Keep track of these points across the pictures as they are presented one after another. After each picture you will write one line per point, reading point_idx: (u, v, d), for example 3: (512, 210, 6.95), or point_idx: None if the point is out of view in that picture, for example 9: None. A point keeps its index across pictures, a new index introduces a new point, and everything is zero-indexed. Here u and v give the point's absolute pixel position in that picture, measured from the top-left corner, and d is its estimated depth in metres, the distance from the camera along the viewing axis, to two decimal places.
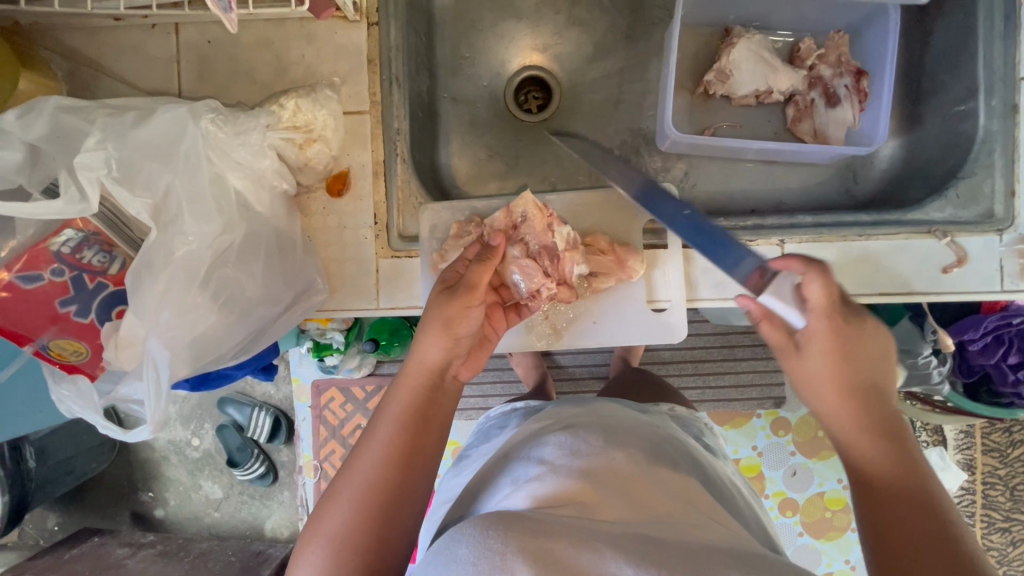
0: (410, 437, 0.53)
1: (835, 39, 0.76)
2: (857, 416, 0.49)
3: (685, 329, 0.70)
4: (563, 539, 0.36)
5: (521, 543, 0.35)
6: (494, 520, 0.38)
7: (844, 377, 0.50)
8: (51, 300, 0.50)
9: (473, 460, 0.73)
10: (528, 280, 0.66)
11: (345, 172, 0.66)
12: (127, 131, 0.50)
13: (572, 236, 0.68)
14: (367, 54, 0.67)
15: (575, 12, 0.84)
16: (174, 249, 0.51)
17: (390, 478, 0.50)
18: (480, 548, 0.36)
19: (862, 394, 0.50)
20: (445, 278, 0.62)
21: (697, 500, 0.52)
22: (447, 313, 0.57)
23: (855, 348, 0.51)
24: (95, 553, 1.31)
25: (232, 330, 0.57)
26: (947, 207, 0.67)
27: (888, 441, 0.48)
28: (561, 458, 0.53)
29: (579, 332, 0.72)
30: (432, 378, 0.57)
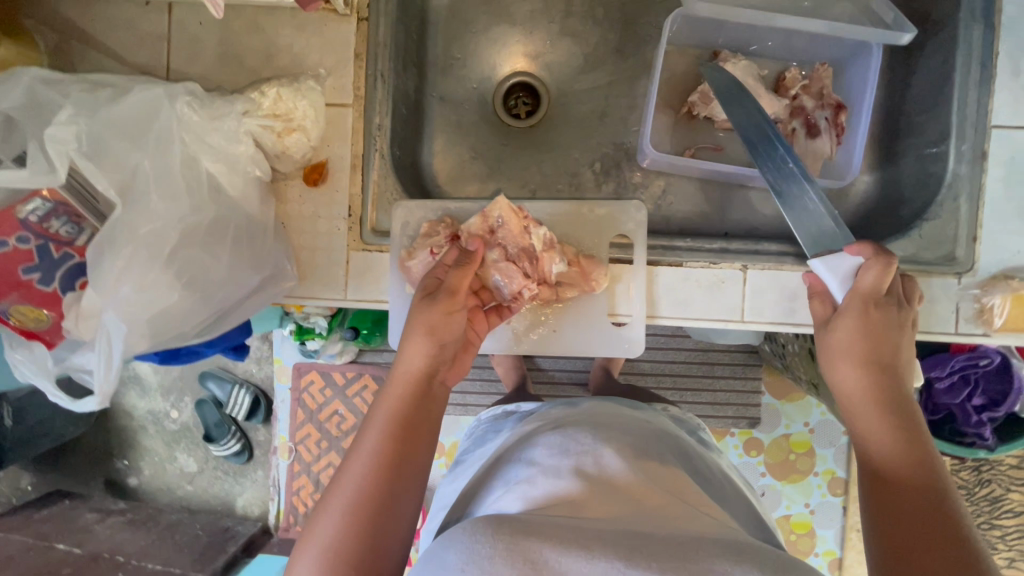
0: (397, 444, 0.54)
1: (818, 71, 0.78)
2: (876, 399, 0.54)
3: (643, 344, 0.72)
4: (553, 538, 0.38)
5: (507, 543, 0.38)
6: (483, 524, 0.40)
7: (873, 359, 0.56)
8: (16, 266, 0.51)
9: (469, 466, 0.76)
10: (509, 283, 0.68)
11: (323, 162, 0.67)
12: (101, 107, 0.52)
13: (548, 237, 0.69)
14: (354, 48, 0.68)
15: (569, 23, 0.85)
16: (139, 226, 0.52)
17: (379, 482, 0.52)
18: (468, 552, 0.38)
19: (886, 375, 0.55)
20: (426, 285, 0.63)
21: (685, 493, 0.55)
22: (428, 317, 0.60)
23: (884, 336, 0.57)
24: (64, 516, 1.33)
25: (193, 309, 0.58)
26: (911, 245, 0.67)
27: (906, 419, 0.52)
28: (555, 461, 0.56)
29: (539, 341, 0.74)
30: (419, 382, 0.58)
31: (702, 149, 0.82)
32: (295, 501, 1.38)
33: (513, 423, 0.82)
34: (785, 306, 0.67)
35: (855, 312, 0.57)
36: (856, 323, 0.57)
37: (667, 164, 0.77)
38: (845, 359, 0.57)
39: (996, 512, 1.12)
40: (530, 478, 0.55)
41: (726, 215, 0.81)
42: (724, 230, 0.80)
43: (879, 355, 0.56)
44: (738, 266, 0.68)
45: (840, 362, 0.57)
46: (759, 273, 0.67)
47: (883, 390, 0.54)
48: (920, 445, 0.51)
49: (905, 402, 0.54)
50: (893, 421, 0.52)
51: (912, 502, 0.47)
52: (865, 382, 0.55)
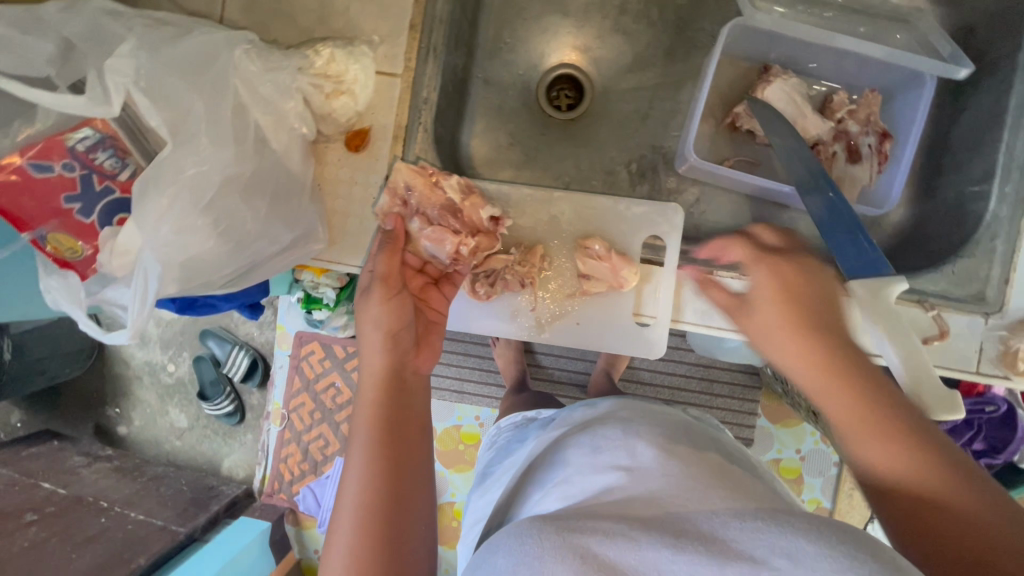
0: (385, 447, 0.55)
1: (868, 97, 0.77)
2: (833, 377, 0.48)
3: (665, 347, 0.72)
4: (596, 531, 0.40)
5: (555, 541, 0.39)
6: (529, 529, 0.42)
7: (808, 326, 0.51)
8: (57, 193, 0.51)
9: (501, 480, 0.76)
10: (442, 246, 0.68)
11: (366, 129, 0.66)
12: (161, 44, 0.51)
13: (461, 184, 0.69)
14: (410, 19, 0.67)
15: (622, 20, 0.84)
16: (185, 167, 0.51)
17: (376, 487, 0.53)
18: (517, 555, 0.40)
19: (802, 336, 0.50)
20: (363, 285, 0.63)
21: (724, 477, 0.54)
22: (377, 313, 0.60)
23: (802, 300, 0.52)
24: (51, 457, 1.33)
25: (225, 259, 0.58)
26: (941, 280, 0.68)
27: (855, 383, 0.47)
28: (590, 461, 0.57)
29: (560, 330, 0.74)
30: (388, 372, 0.60)
31: (741, 162, 0.83)
32: (281, 468, 1.37)
33: (539, 430, 0.82)
34: None
35: (767, 279, 0.54)
36: (775, 287, 0.54)
37: (705, 171, 0.77)
38: (776, 332, 0.52)
39: None
40: (567, 481, 0.56)
41: (755, 230, 0.81)
42: None
43: (795, 316, 0.51)
44: None
45: (769, 335, 0.53)
46: None
47: (817, 355, 0.49)
48: (885, 411, 0.45)
49: (860, 366, 0.48)
50: (856, 393, 0.46)
51: (937, 499, 0.42)
52: (799, 352, 0.50)
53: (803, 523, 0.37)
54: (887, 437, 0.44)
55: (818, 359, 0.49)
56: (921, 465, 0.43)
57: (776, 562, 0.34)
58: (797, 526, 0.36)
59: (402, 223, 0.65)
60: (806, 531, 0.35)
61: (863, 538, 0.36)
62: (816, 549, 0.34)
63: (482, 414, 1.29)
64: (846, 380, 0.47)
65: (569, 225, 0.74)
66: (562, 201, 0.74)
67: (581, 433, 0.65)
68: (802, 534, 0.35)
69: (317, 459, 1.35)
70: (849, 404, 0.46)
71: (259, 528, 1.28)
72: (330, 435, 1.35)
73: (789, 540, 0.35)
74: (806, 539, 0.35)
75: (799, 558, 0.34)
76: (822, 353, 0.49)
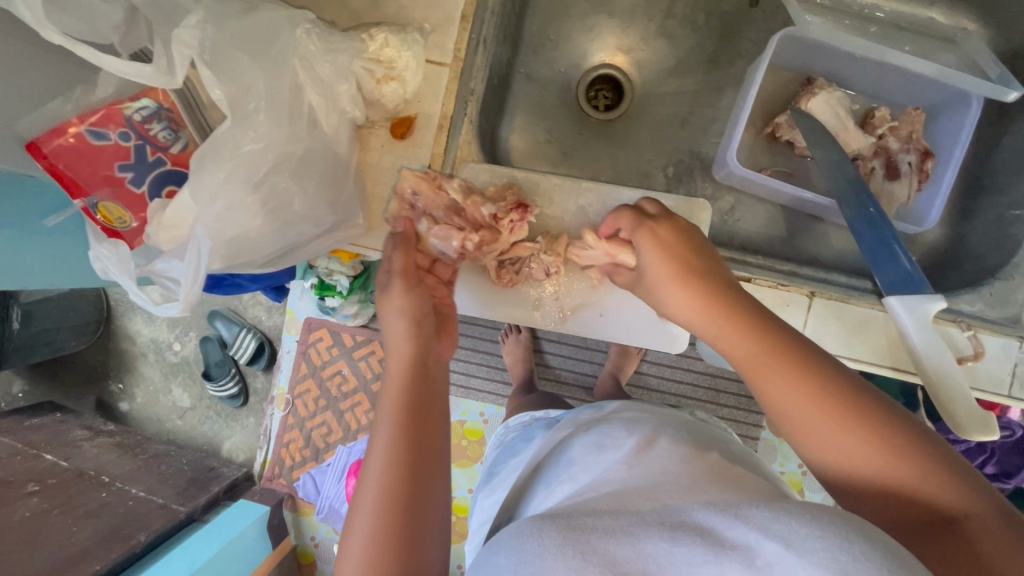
0: (411, 433, 0.53)
1: (910, 115, 0.77)
2: (765, 350, 0.48)
3: (685, 341, 0.72)
4: (598, 530, 0.39)
5: (558, 539, 0.39)
6: (533, 526, 0.42)
7: (715, 290, 0.52)
8: (110, 161, 0.50)
9: (506, 480, 0.75)
10: (450, 244, 0.66)
11: (412, 117, 0.66)
12: (228, 17, 0.50)
13: (462, 184, 0.66)
14: (462, 9, 0.67)
15: (667, 24, 0.84)
16: (242, 144, 0.51)
17: (396, 473, 0.51)
18: (518, 555, 0.40)
19: (713, 299, 0.52)
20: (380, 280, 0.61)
21: (730, 477, 0.53)
22: (405, 301, 0.58)
23: (703, 265, 0.54)
24: (54, 428, 1.30)
25: (270, 238, 0.58)
26: (978, 301, 0.68)
27: (798, 355, 0.47)
28: (597, 460, 0.57)
29: (584, 321, 0.74)
30: (411, 363, 0.58)
31: (777, 172, 0.83)
32: (283, 453, 1.36)
33: (545, 429, 0.82)
34: (846, 339, 0.67)
35: (650, 235, 0.57)
36: (658, 243, 0.56)
37: (743, 178, 0.77)
38: (669, 289, 0.54)
39: None
40: (574, 477, 0.57)
41: (786, 241, 0.81)
42: (786, 255, 0.80)
43: (677, 266, 0.54)
44: (806, 292, 0.68)
45: (663, 289, 0.55)
46: (825, 302, 0.68)
47: (736, 320, 0.50)
48: (831, 384, 0.45)
49: (793, 337, 0.49)
50: (792, 367, 0.46)
51: (875, 471, 0.43)
52: (721, 319, 0.51)
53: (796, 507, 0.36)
54: (818, 411, 0.45)
55: (744, 331, 0.49)
56: (858, 437, 0.44)
57: (771, 547, 0.33)
58: (784, 509, 0.35)
59: (409, 225, 0.64)
60: (800, 516, 0.34)
61: (849, 519, 0.35)
62: (810, 532, 0.33)
63: (487, 410, 1.28)
64: (778, 352, 0.47)
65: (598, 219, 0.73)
66: (590, 191, 0.72)
67: (588, 432, 0.65)
68: (796, 517, 0.34)
69: (319, 446, 1.34)
70: (785, 378, 0.46)
71: (259, 512, 1.27)
72: (334, 423, 1.34)
73: (781, 523, 0.34)
74: (799, 521, 0.34)
75: (792, 542, 0.33)
76: (747, 324, 0.49)
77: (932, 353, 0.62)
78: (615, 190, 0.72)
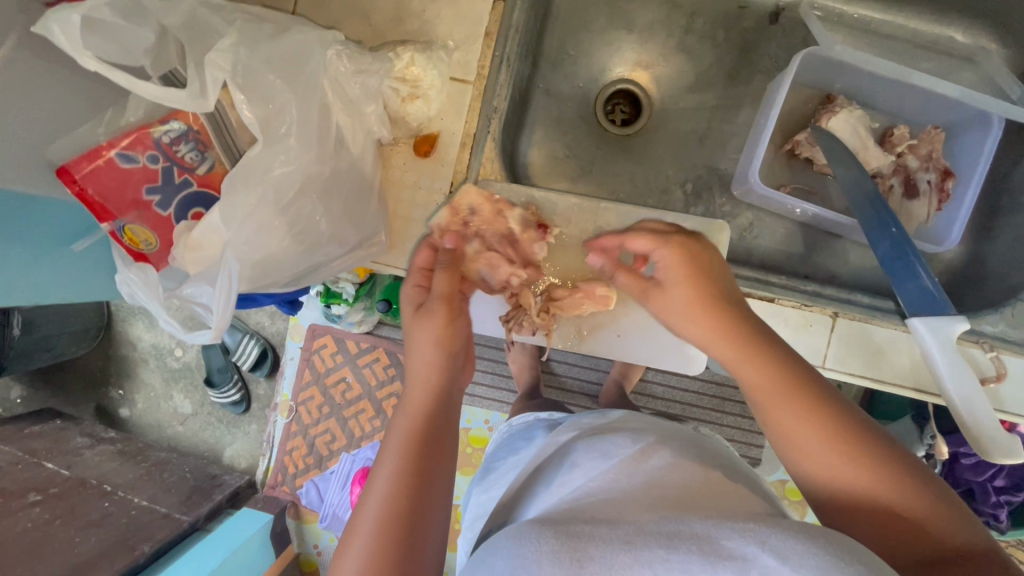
0: (419, 458, 0.51)
1: (930, 133, 0.77)
2: (782, 382, 0.49)
3: (703, 363, 0.72)
4: (592, 539, 0.41)
5: (554, 544, 0.41)
6: (529, 529, 0.44)
7: (736, 321, 0.53)
8: (137, 184, 0.50)
9: (502, 476, 0.75)
10: (496, 272, 0.68)
11: (435, 135, 0.65)
12: (262, 40, 0.50)
13: (524, 217, 0.69)
14: (486, 26, 0.66)
15: (686, 39, 0.84)
16: (272, 167, 0.51)
17: (401, 500, 0.49)
18: (516, 555, 0.42)
19: (734, 330, 0.52)
20: (412, 295, 0.60)
21: (731, 491, 0.53)
22: (429, 329, 0.57)
23: (713, 294, 0.54)
24: (53, 436, 1.28)
25: (293, 259, 0.57)
26: (1001, 322, 0.67)
27: (812, 390, 0.48)
28: (597, 466, 0.57)
29: (601, 341, 0.72)
30: (433, 388, 0.56)
31: (797, 189, 0.83)
32: (286, 461, 1.35)
33: (545, 430, 0.81)
34: (869, 361, 0.67)
35: (678, 266, 0.57)
36: (684, 271, 0.56)
37: (762, 196, 0.78)
38: (690, 321, 0.55)
39: None
40: (571, 482, 0.57)
41: (804, 258, 0.81)
42: (803, 272, 0.81)
43: (702, 301, 0.54)
44: (829, 312, 0.68)
45: (685, 324, 0.56)
46: (848, 324, 0.68)
47: (755, 353, 0.51)
48: (839, 416, 0.47)
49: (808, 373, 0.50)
50: (805, 400, 0.48)
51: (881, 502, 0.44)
52: (741, 353, 0.51)
53: (794, 528, 0.37)
54: (820, 437, 0.46)
55: (766, 362, 0.50)
56: (862, 459, 0.45)
57: (765, 560, 0.35)
58: (783, 528, 0.37)
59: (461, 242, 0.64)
60: (796, 532, 0.36)
61: (834, 536, 0.36)
62: (805, 549, 0.35)
63: (492, 418, 1.27)
64: (793, 388, 0.48)
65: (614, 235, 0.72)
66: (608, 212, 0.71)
67: (590, 439, 0.65)
68: (794, 534, 0.36)
69: (322, 453, 1.33)
70: (798, 408, 0.47)
71: (261, 521, 1.26)
72: (338, 431, 1.33)
73: (777, 538, 0.36)
74: (794, 538, 0.36)
75: (785, 555, 0.35)
76: (771, 354, 0.50)
77: (958, 375, 0.62)
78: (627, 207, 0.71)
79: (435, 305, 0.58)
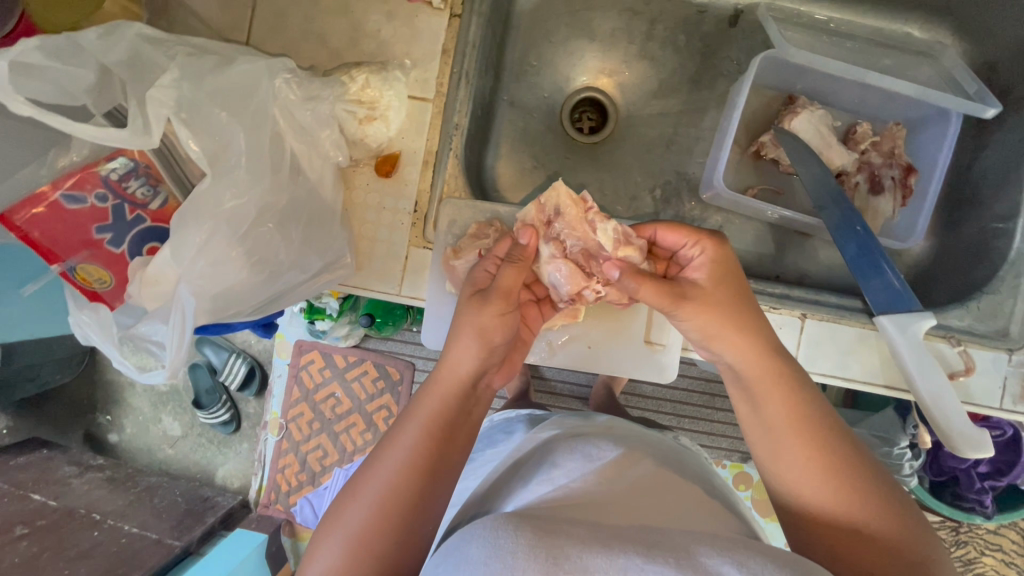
0: (434, 441, 0.52)
1: (891, 130, 0.78)
2: (795, 418, 0.51)
3: (674, 372, 0.72)
4: (573, 537, 0.37)
5: (531, 539, 0.36)
6: (504, 521, 0.39)
7: (765, 349, 0.55)
8: (87, 225, 0.51)
9: (480, 468, 0.74)
10: (568, 282, 0.63)
11: (396, 154, 0.65)
12: (205, 75, 0.51)
13: (619, 232, 0.63)
14: (442, 43, 0.66)
15: (649, 45, 0.84)
16: (223, 201, 0.51)
17: (411, 479, 0.50)
18: (491, 547, 0.36)
19: (764, 359, 0.54)
20: (476, 280, 0.61)
21: (703, 507, 0.53)
22: (486, 321, 0.57)
23: (755, 317, 0.56)
24: (41, 466, 1.25)
25: (256, 289, 0.57)
26: (967, 316, 0.68)
27: (819, 430, 0.50)
28: (579, 467, 0.56)
29: (573, 352, 0.72)
30: (470, 382, 0.56)
31: (765, 190, 0.83)
32: (278, 478, 1.33)
33: (525, 425, 0.81)
34: (840, 360, 0.68)
35: (710, 270, 0.58)
36: (714, 274, 0.57)
37: (730, 200, 0.78)
38: (722, 333, 0.56)
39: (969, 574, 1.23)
40: (554, 479, 0.55)
41: (777, 258, 0.81)
42: (775, 273, 0.81)
43: (721, 309, 0.56)
44: (798, 314, 0.69)
45: (718, 335, 0.56)
46: (816, 324, 0.68)
47: (780, 387, 0.53)
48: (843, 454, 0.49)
49: (824, 410, 0.52)
50: (811, 438, 0.50)
51: (862, 533, 0.46)
52: (761, 387, 0.53)
53: (768, 554, 0.36)
54: (823, 476, 0.48)
55: (784, 394, 0.52)
56: (852, 491, 0.47)
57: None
58: (762, 555, 0.36)
59: (533, 240, 0.63)
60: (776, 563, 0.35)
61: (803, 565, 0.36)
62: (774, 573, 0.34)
63: None
64: (804, 425, 0.51)
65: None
66: None
67: (570, 440, 0.64)
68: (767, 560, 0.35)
69: (315, 469, 1.31)
70: (805, 444, 0.50)
71: (256, 541, 1.22)
72: (330, 445, 1.31)
73: (756, 562, 0.35)
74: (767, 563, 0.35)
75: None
76: (795, 391, 0.53)
77: (925, 372, 0.62)
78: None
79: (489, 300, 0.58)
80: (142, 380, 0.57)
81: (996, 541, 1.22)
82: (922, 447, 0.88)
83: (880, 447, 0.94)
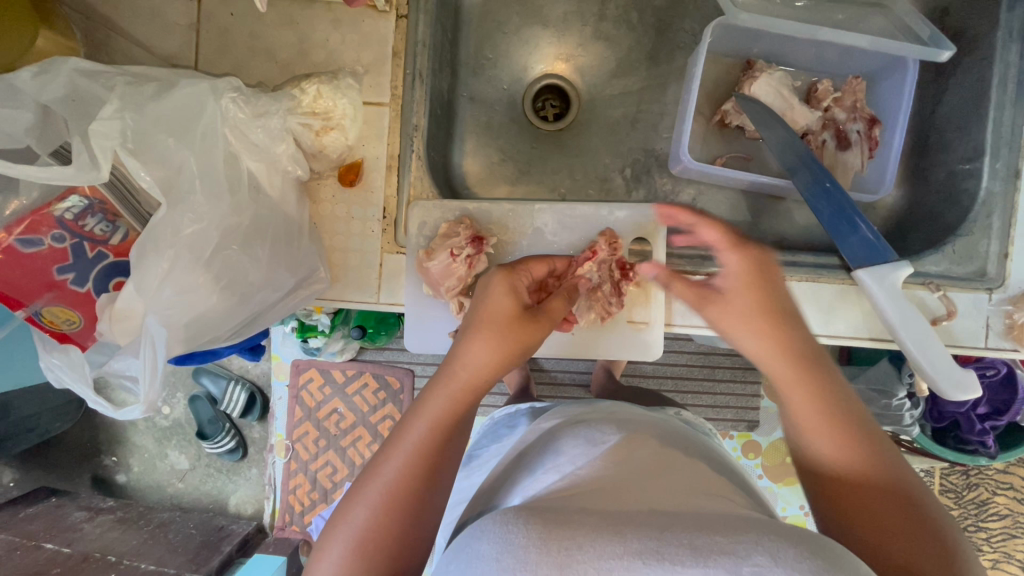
0: (443, 438, 0.51)
1: (852, 84, 0.78)
2: (819, 400, 0.49)
3: (661, 348, 0.72)
4: (584, 527, 0.37)
5: (542, 532, 0.36)
6: (513, 513, 0.39)
7: (789, 341, 0.52)
8: (49, 266, 0.53)
9: (486, 463, 0.74)
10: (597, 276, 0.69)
11: (358, 162, 0.64)
12: (147, 102, 0.51)
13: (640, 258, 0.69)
14: (392, 45, 0.65)
15: (603, 26, 0.84)
16: (182, 228, 0.52)
17: (415, 479, 0.49)
18: (500, 542, 0.36)
19: (786, 350, 0.51)
20: (517, 294, 0.59)
21: (715, 487, 0.52)
22: (517, 342, 0.56)
23: (777, 303, 0.53)
24: (51, 515, 1.24)
25: (229, 313, 0.58)
26: (943, 261, 0.68)
27: (839, 408, 0.49)
28: (584, 453, 0.55)
29: (555, 340, 0.72)
30: (481, 384, 0.54)
31: (734, 158, 0.83)
32: (291, 500, 1.32)
33: (527, 417, 0.81)
34: (822, 318, 0.69)
35: (739, 275, 0.55)
36: (743, 280, 0.55)
37: (699, 171, 0.77)
38: (739, 326, 0.54)
39: (982, 515, 1.24)
40: (561, 467, 0.54)
41: (755, 224, 0.81)
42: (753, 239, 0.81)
43: (746, 313, 0.54)
44: None
45: (735, 328, 0.54)
46: (795, 286, 0.69)
47: (806, 380, 0.50)
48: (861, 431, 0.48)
49: (846, 394, 0.50)
50: (837, 418, 0.48)
51: (890, 498, 0.45)
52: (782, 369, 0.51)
53: (782, 533, 0.35)
54: (849, 453, 0.47)
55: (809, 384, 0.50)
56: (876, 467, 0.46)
57: (756, 558, 0.32)
58: (772, 531, 0.35)
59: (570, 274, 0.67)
60: (790, 538, 0.34)
61: (827, 546, 0.34)
62: (797, 552, 0.33)
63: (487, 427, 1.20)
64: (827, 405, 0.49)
65: (552, 236, 0.70)
66: (544, 212, 0.70)
67: (573, 427, 0.64)
68: (786, 538, 0.34)
69: (326, 487, 1.29)
70: (831, 428, 0.48)
71: (275, 563, 1.19)
72: (338, 462, 1.30)
73: (770, 540, 0.34)
74: (786, 542, 0.34)
75: (777, 554, 0.32)
76: (819, 380, 0.50)
77: (909, 321, 0.62)
78: (566, 205, 0.70)
79: (541, 323, 0.59)
80: (119, 418, 0.58)
81: (1006, 480, 1.23)
82: (919, 395, 0.88)
83: (880, 400, 0.93)
